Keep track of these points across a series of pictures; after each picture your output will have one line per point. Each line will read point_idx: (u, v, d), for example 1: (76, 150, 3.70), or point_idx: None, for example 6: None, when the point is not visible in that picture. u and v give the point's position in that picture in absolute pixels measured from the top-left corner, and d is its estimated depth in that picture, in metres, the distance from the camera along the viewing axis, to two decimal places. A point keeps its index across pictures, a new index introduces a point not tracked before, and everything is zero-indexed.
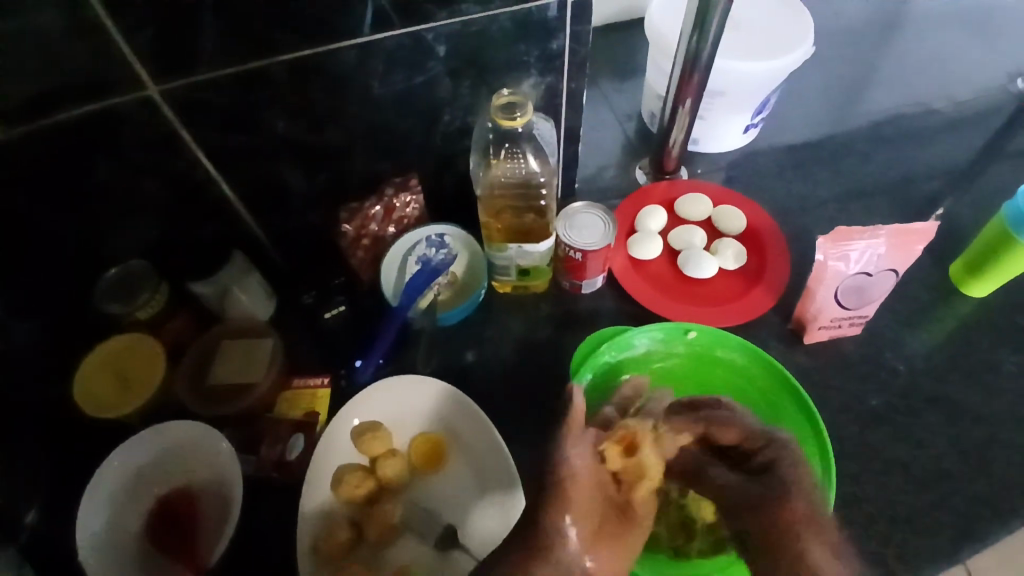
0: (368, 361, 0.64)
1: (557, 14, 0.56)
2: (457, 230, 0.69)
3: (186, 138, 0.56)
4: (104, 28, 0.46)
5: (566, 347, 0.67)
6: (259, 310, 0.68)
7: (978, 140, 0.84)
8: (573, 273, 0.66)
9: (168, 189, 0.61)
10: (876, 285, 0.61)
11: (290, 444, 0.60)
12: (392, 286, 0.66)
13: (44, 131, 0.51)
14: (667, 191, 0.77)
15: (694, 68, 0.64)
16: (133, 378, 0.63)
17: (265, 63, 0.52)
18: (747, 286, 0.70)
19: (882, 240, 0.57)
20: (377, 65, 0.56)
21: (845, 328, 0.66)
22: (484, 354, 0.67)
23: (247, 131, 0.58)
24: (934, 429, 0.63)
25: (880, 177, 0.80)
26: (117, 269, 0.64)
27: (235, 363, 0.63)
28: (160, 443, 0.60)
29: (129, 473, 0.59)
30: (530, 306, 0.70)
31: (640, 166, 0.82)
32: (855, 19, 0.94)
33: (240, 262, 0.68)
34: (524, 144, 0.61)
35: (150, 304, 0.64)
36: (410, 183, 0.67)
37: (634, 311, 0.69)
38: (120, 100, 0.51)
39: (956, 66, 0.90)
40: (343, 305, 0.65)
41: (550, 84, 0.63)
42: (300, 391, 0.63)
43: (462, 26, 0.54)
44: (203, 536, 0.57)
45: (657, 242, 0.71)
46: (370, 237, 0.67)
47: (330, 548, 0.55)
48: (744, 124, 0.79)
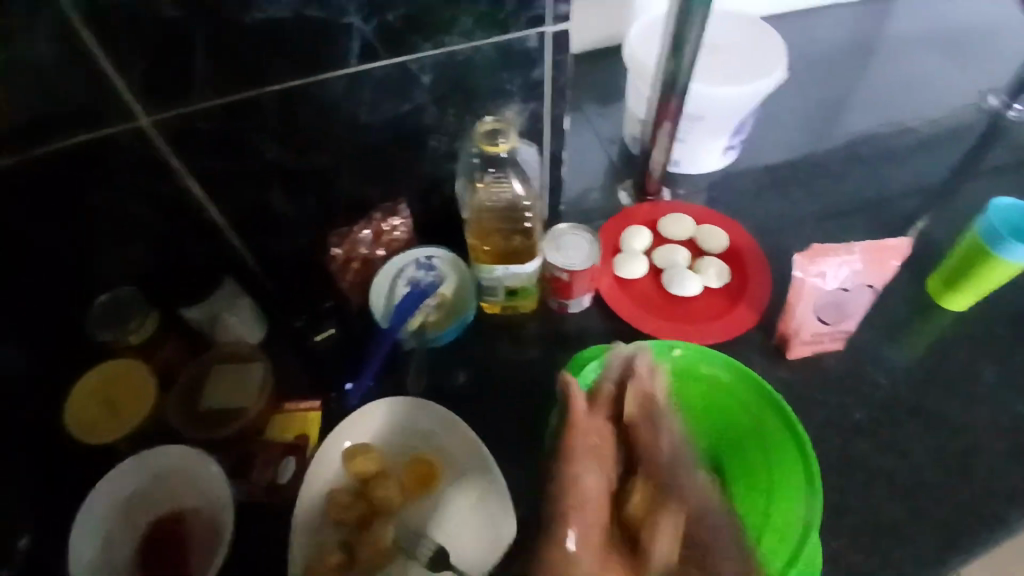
0: (357, 384, 0.65)
1: (538, 44, 0.58)
2: (446, 252, 0.70)
3: (178, 166, 0.58)
4: (95, 61, 0.48)
5: (553, 366, 0.68)
6: (250, 335, 0.68)
7: (950, 157, 0.87)
8: (560, 293, 0.68)
9: (159, 217, 0.61)
10: (853, 298, 0.63)
11: (282, 467, 0.61)
12: (382, 308, 0.67)
13: (38, 161, 0.52)
14: (650, 212, 0.78)
15: (672, 92, 0.67)
16: (123, 404, 0.63)
17: (255, 94, 0.54)
18: (730, 303, 0.71)
19: (856, 256, 0.59)
20: (366, 94, 0.57)
21: (828, 342, 0.67)
22: (473, 374, 0.68)
23: (238, 159, 0.59)
24: (915, 439, 0.64)
25: (857, 194, 0.83)
26: (106, 295, 0.64)
27: (225, 390, 0.64)
28: (150, 470, 0.60)
29: (119, 499, 0.59)
30: (517, 326, 0.71)
31: (624, 187, 0.84)
32: (828, 42, 0.98)
33: (230, 287, 0.69)
34: (508, 169, 0.63)
35: (141, 329, 0.64)
36: (399, 208, 0.69)
37: (620, 329, 0.71)
38: (117, 129, 0.53)
39: (926, 86, 0.94)
40: (333, 329, 0.67)
41: (533, 111, 0.65)
42: (290, 415, 0.63)
43: (446, 56, 0.56)
44: (193, 562, 0.57)
45: (642, 261, 0.72)
46: (360, 261, 0.68)
47: (320, 568, 0.55)
48: (722, 146, 0.82)
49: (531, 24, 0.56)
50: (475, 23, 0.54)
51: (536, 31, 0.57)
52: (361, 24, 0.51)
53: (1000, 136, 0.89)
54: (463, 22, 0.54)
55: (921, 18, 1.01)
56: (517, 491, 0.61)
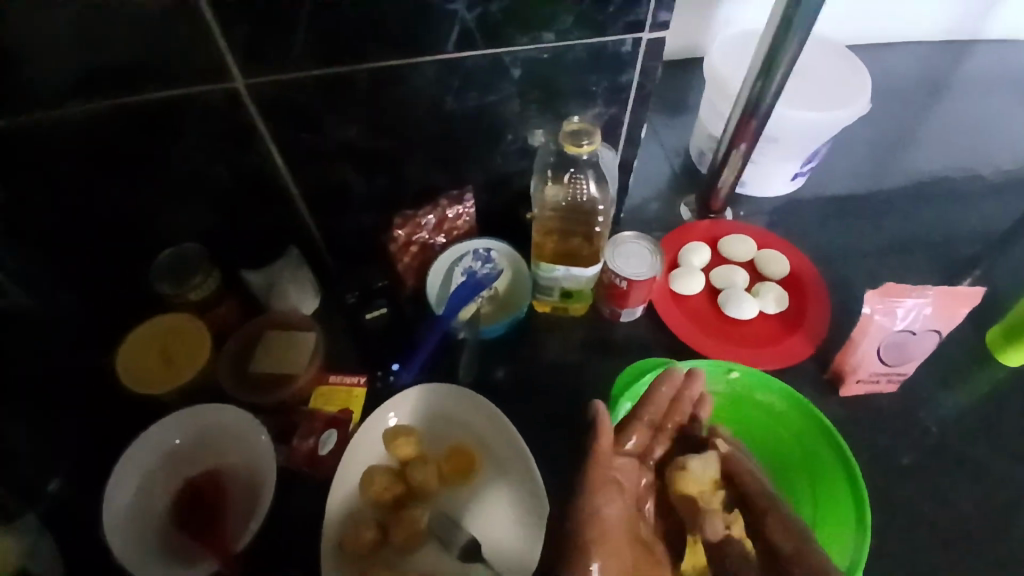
0: (406, 365, 0.66)
1: (630, 49, 0.58)
2: (504, 245, 0.71)
3: (261, 130, 0.58)
4: (202, 18, 0.48)
5: (598, 372, 0.68)
6: (303, 305, 0.69)
7: (1022, 208, 0.84)
8: (616, 300, 0.67)
9: (234, 177, 0.62)
10: (918, 343, 0.61)
11: (323, 438, 0.61)
12: (437, 294, 0.68)
13: (130, 107, 0.53)
14: (709, 230, 0.78)
15: (753, 113, 0.66)
16: (176, 357, 0.64)
17: (349, 70, 0.54)
18: (786, 330, 0.70)
19: (929, 299, 0.58)
20: (455, 81, 0.58)
21: (881, 383, 0.66)
22: (517, 370, 0.68)
23: (318, 131, 0.60)
24: (963, 492, 0.62)
25: (923, 236, 0.81)
26: (171, 249, 0.66)
27: (276, 356, 0.64)
28: (196, 426, 0.61)
29: (163, 450, 0.60)
30: (566, 327, 0.71)
31: (685, 202, 0.83)
32: (908, 79, 0.95)
33: (293, 258, 0.70)
34: (587, 169, 0.64)
35: (201, 287, 0.65)
36: (465, 196, 0.69)
37: (670, 344, 0.70)
38: (209, 88, 0.54)
39: (1004, 134, 0.91)
40: (384, 307, 0.65)
41: (613, 115, 0.64)
42: (336, 386, 0.64)
43: (539, 52, 0.56)
44: (229, 521, 0.58)
45: (699, 278, 0.72)
46: (418, 245, 0.69)
47: (355, 546, 0.54)
48: (791, 172, 0.80)
49: (628, 29, 0.55)
50: (574, 22, 0.54)
51: (632, 37, 0.56)
52: (464, 12, 0.52)
53: None
54: (561, 20, 0.54)
55: (1005, 64, 0.98)
56: (551, 492, 0.61)
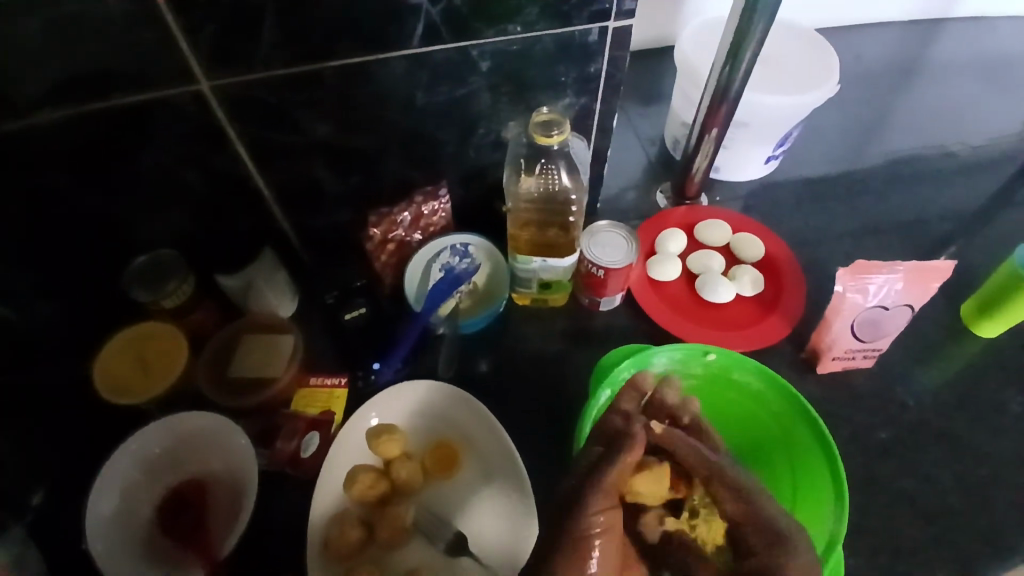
0: (386, 365, 0.65)
1: (598, 39, 0.58)
2: (482, 239, 0.71)
3: (230, 133, 0.58)
4: (162, 20, 0.48)
5: (580, 362, 0.68)
6: (282, 308, 0.69)
7: (991, 185, 0.86)
8: (594, 289, 0.67)
9: (204, 180, 0.62)
10: (891, 319, 0.62)
11: (306, 440, 0.60)
12: (415, 292, 0.68)
13: (93, 114, 0.52)
14: (685, 216, 0.78)
15: (723, 99, 0.66)
16: (154, 365, 0.64)
17: (315, 68, 0.54)
18: (764, 312, 0.71)
19: (899, 275, 0.59)
20: (423, 76, 0.57)
21: (857, 360, 0.67)
22: (498, 363, 0.68)
23: (288, 132, 0.59)
24: (939, 464, 0.64)
25: (895, 215, 0.82)
26: (144, 256, 0.64)
27: (255, 359, 0.64)
28: (177, 433, 0.60)
29: (145, 459, 0.60)
30: (547, 319, 0.71)
31: (661, 190, 0.83)
32: (877, 61, 0.97)
33: (269, 258, 0.69)
34: (559, 160, 0.63)
35: (177, 293, 0.64)
36: (440, 191, 0.69)
37: (649, 331, 0.70)
38: (175, 91, 0.53)
39: (972, 112, 0.92)
40: (364, 307, 0.67)
41: (583, 105, 0.65)
42: (317, 389, 0.64)
43: (506, 44, 0.56)
44: (214, 526, 0.57)
45: (676, 265, 0.72)
46: (395, 242, 0.69)
47: (340, 546, 0.54)
48: (764, 156, 0.81)
49: (594, 18, 0.55)
50: (539, 13, 0.54)
51: (598, 26, 0.56)
52: (428, 6, 0.51)
53: None
54: (527, 11, 0.54)
55: (972, 43, 1.00)
56: (536, 482, 0.61)
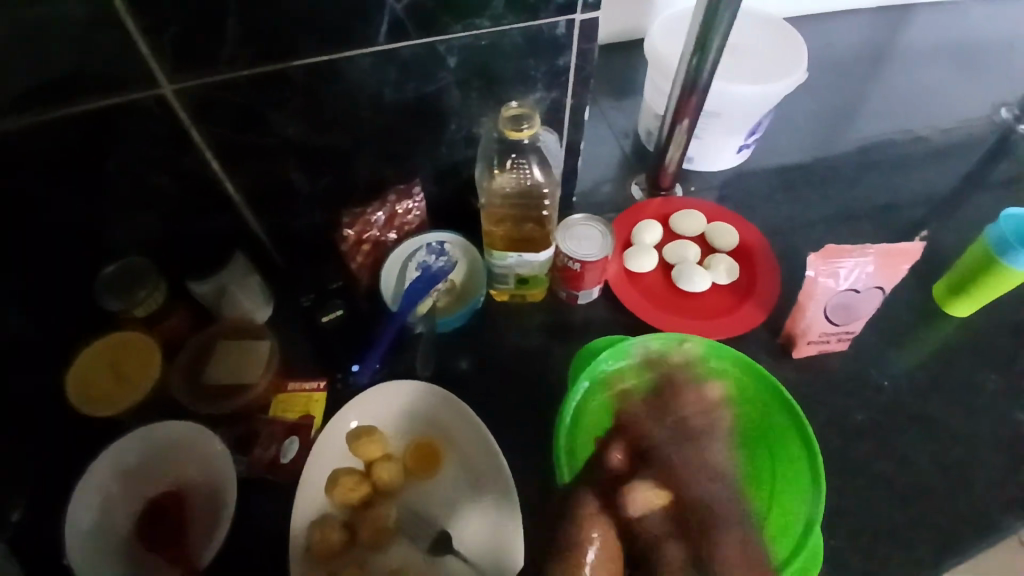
0: (364, 365, 0.64)
1: (565, 32, 0.58)
2: (457, 237, 0.70)
3: (197, 137, 0.57)
4: (121, 23, 0.47)
5: (560, 356, 0.68)
6: (257, 312, 0.68)
7: (959, 168, 0.87)
8: (570, 283, 0.67)
9: (174, 187, 0.61)
10: (864, 301, 0.63)
11: (284, 446, 0.60)
12: (392, 291, 0.67)
13: (53, 123, 0.51)
14: (661, 207, 0.78)
15: (693, 89, 0.67)
16: (129, 374, 0.63)
17: (281, 68, 0.53)
18: (738, 301, 0.72)
19: (869, 258, 0.60)
20: (391, 74, 0.57)
21: (832, 344, 0.68)
22: (479, 361, 0.68)
23: (256, 133, 0.59)
24: (914, 443, 0.65)
25: (867, 200, 0.83)
26: (114, 265, 0.63)
27: (230, 366, 0.63)
28: (153, 442, 0.59)
29: (120, 470, 0.59)
30: (526, 314, 0.71)
31: (636, 181, 0.83)
32: (846, 48, 0.98)
33: (242, 263, 0.67)
34: (529, 154, 0.63)
35: (148, 302, 0.63)
36: (414, 189, 0.68)
37: (628, 322, 0.71)
38: (138, 96, 0.52)
39: (938, 97, 0.94)
40: (341, 308, 0.67)
41: (555, 99, 0.65)
42: (295, 393, 0.63)
43: (474, 39, 0.56)
44: (191, 535, 0.56)
45: (652, 256, 0.72)
46: (370, 242, 0.68)
47: (324, 549, 0.54)
48: (737, 145, 0.82)
49: (561, 11, 0.56)
50: (506, 7, 0.54)
51: (565, 19, 0.56)
52: (394, 2, 0.51)
53: (1009, 150, 0.89)
54: (493, 5, 0.54)
55: (938, 29, 1.01)
56: (520, 477, 0.61)
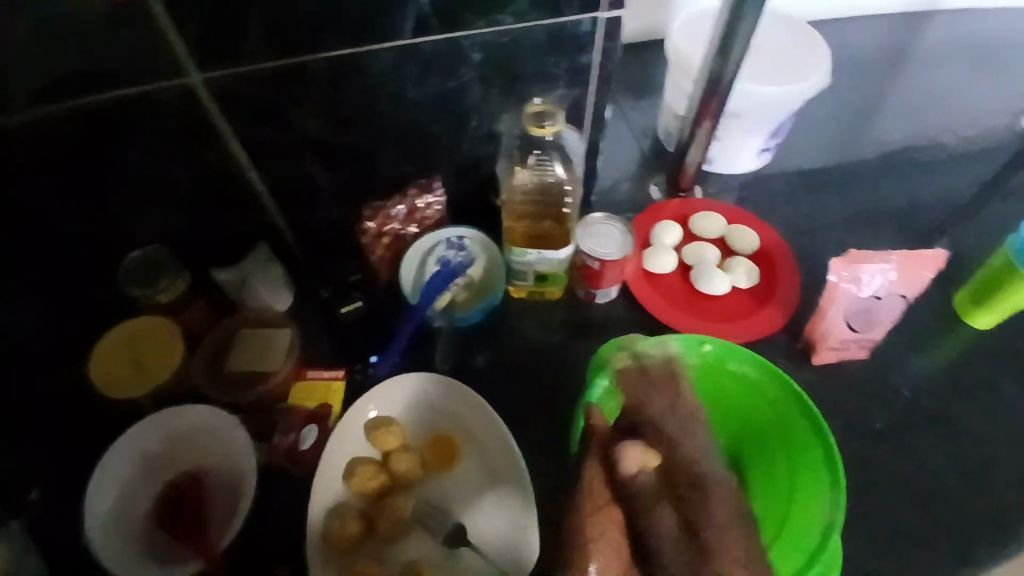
0: (383, 358, 0.66)
1: (589, 30, 0.58)
2: (476, 233, 0.71)
3: (222, 127, 0.58)
4: (151, 15, 0.47)
5: (577, 354, 0.68)
6: (278, 301, 0.68)
7: (981, 174, 0.86)
8: (589, 282, 0.67)
9: (196, 177, 0.62)
10: (883, 308, 0.64)
11: (304, 434, 0.60)
12: (411, 285, 0.68)
13: (82, 111, 0.52)
14: (681, 208, 0.78)
15: (714, 92, 0.67)
16: (150, 359, 0.63)
17: (306, 60, 0.54)
18: (757, 303, 0.71)
19: (892, 265, 0.60)
20: (414, 69, 0.57)
21: (852, 350, 0.68)
22: (496, 356, 0.68)
23: (279, 126, 0.59)
24: (932, 449, 0.64)
25: (887, 205, 0.83)
26: (138, 252, 0.64)
27: (251, 354, 0.63)
28: (175, 428, 0.60)
29: (142, 455, 0.59)
30: (544, 311, 0.71)
31: (656, 182, 0.83)
32: (867, 51, 0.97)
33: (264, 252, 0.70)
34: (551, 151, 0.64)
35: (170, 289, 0.64)
36: (434, 184, 0.69)
37: (646, 321, 0.71)
38: (165, 86, 0.53)
39: (960, 102, 0.93)
40: (359, 300, 0.68)
41: (576, 97, 0.65)
42: (314, 382, 0.64)
43: (498, 35, 0.56)
44: (211, 521, 0.57)
45: (671, 256, 0.72)
46: (390, 236, 0.69)
47: (340, 540, 0.54)
48: (757, 147, 0.82)
49: (585, 8, 0.56)
50: (530, 4, 0.54)
51: (589, 16, 0.57)
52: None
53: None
54: (517, 2, 0.54)
55: (961, 33, 1.00)
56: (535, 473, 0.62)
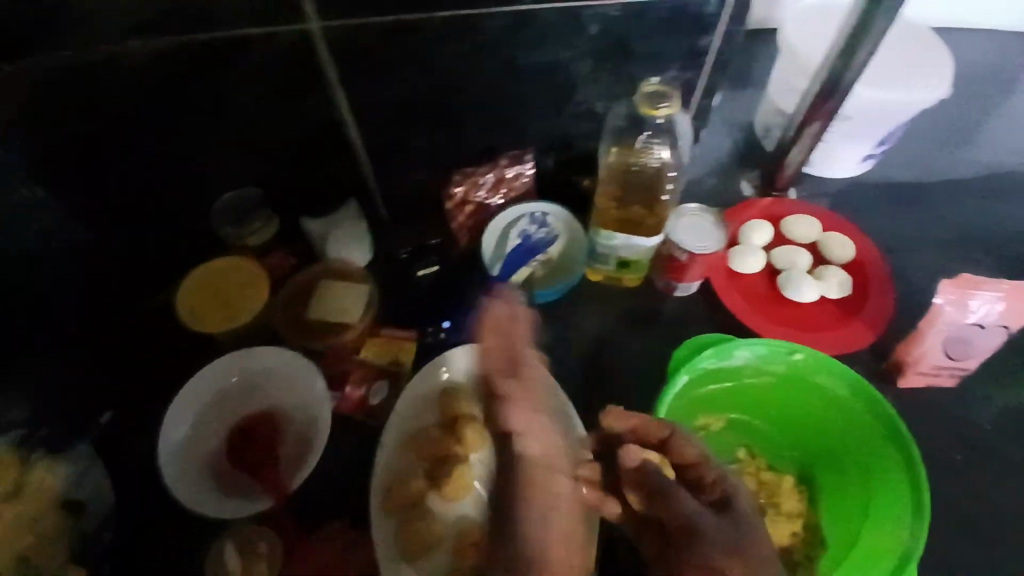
0: (455, 322, 0.66)
1: (714, 10, 0.56)
2: (561, 210, 0.69)
3: (329, 76, 0.58)
4: None
5: (649, 345, 0.67)
6: (357, 257, 0.68)
7: None
8: (673, 273, 0.65)
9: (296, 124, 0.62)
10: (984, 339, 0.60)
11: (374, 389, 0.62)
12: (491, 255, 0.67)
13: (203, 46, 0.53)
14: (773, 208, 0.75)
15: (831, 92, 0.64)
16: (234, 297, 0.65)
17: (422, 17, 0.53)
18: (845, 316, 0.69)
19: (1004, 295, 0.56)
20: (527, 37, 0.56)
21: (942, 377, 0.64)
22: (566, 337, 0.67)
23: (384, 81, 0.59)
24: (1011, 492, 0.61)
25: (993, 230, 0.78)
26: (235, 193, 0.67)
27: (329, 305, 0.64)
28: (252, 366, 0.61)
29: (218, 388, 0.61)
30: (619, 298, 0.70)
31: (748, 178, 0.80)
32: None
33: (352, 212, 0.69)
34: (662, 135, 0.61)
35: (262, 231, 0.67)
36: (525, 157, 0.68)
37: (723, 320, 0.69)
38: (284, 29, 0.53)
39: None
40: (437, 265, 0.69)
41: (687, 79, 0.62)
42: (387, 340, 0.64)
43: (620, 9, 0.55)
44: (280, 460, 0.59)
45: (760, 257, 0.69)
46: (474, 205, 0.69)
47: (403, 496, 0.56)
48: (862, 153, 0.77)
49: None
50: None
51: None
52: None
53: None
54: None
55: None
56: None
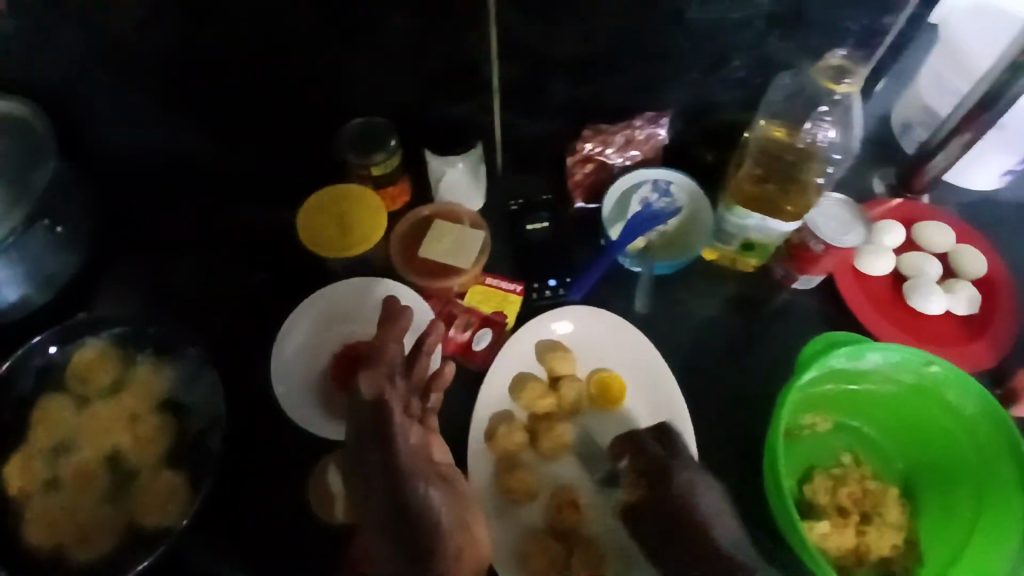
0: (577, 280, 0.65)
1: None
2: (687, 180, 0.66)
3: (492, 13, 0.54)
4: None
5: (756, 335, 0.65)
6: (471, 201, 0.67)
7: None
8: (797, 263, 0.62)
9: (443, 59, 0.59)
10: None
11: (477, 336, 0.62)
12: (610, 219, 0.65)
13: None
14: (905, 212, 0.70)
15: (993, 103, 0.62)
16: (351, 222, 0.62)
17: None
18: (969, 335, 0.65)
19: None
20: None
21: None
22: (672, 314, 0.65)
23: (548, 24, 0.55)
24: None
25: None
26: (362, 119, 0.64)
27: (444, 246, 0.63)
28: (363, 298, 0.62)
29: (328, 314, 0.62)
30: (730, 282, 0.67)
31: (882, 175, 0.74)
32: None
33: (477, 152, 0.66)
34: (835, 112, 0.60)
35: (383, 164, 0.63)
36: (661, 120, 0.66)
37: (835, 320, 0.66)
38: None
39: None
40: (546, 221, 0.68)
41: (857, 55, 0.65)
42: (494, 289, 0.64)
43: None
44: None
45: (889, 260, 0.65)
46: (596, 163, 0.67)
47: (506, 445, 0.57)
48: (1006, 167, 0.70)
49: None
50: None
51: None
52: None
53: None
54: None
55: None
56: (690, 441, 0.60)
